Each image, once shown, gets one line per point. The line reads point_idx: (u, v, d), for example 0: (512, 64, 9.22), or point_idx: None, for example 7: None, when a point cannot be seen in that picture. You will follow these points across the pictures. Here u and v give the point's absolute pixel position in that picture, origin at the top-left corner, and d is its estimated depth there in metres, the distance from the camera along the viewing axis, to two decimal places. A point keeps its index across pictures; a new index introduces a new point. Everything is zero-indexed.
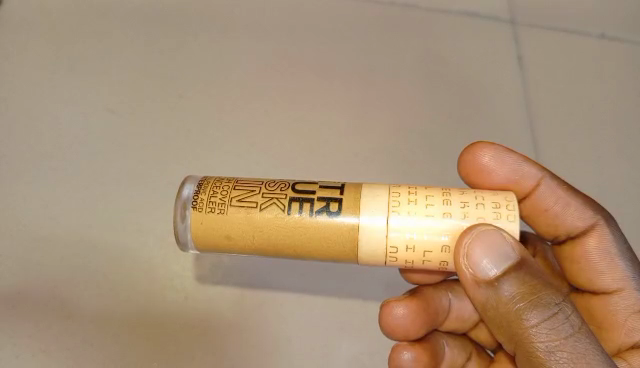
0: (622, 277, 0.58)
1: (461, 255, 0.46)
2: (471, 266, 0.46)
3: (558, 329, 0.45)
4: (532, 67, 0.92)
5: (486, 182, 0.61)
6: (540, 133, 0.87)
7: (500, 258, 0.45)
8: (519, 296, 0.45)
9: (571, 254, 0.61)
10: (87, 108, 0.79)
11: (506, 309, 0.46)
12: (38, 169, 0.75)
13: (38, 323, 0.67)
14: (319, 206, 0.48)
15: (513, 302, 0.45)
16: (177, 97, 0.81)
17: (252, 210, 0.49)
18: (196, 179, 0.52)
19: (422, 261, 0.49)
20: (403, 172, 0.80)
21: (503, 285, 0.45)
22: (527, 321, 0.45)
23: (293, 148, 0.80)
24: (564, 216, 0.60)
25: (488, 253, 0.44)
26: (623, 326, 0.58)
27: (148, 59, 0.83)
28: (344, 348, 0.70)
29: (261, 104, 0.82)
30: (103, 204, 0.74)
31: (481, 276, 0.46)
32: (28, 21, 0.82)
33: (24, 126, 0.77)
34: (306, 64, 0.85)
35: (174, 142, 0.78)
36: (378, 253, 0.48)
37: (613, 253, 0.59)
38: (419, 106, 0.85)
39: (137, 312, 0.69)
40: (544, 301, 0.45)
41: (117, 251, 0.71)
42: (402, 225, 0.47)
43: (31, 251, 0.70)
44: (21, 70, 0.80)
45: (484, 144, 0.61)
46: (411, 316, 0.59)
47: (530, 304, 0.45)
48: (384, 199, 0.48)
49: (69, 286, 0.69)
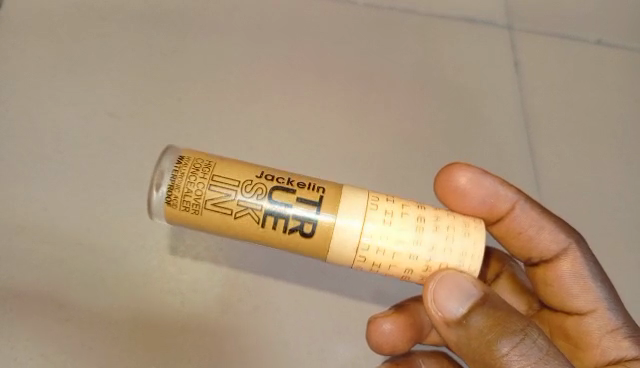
0: (595, 297, 0.60)
1: (429, 300, 0.50)
2: (439, 309, 0.50)
3: (527, 354, 0.47)
4: (529, 73, 0.92)
5: (462, 206, 0.62)
6: (536, 138, 0.88)
7: (463, 296, 0.49)
8: (486, 328, 0.48)
9: (543, 276, 0.63)
10: (88, 111, 0.80)
11: (478, 342, 0.48)
12: (38, 171, 0.76)
13: (39, 326, 0.69)
14: (294, 224, 0.50)
15: (482, 335, 0.48)
16: (178, 101, 0.82)
17: (227, 216, 0.50)
18: (173, 155, 0.52)
19: (388, 267, 0.52)
20: (402, 177, 0.81)
21: (470, 320, 0.49)
22: (499, 350, 0.47)
23: (291, 152, 0.81)
24: (538, 239, 0.63)
25: (450, 296, 0.49)
26: (597, 345, 0.60)
27: (150, 62, 0.84)
28: (341, 351, 0.72)
29: (262, 109, 0.83)
30: (102, 206, 0.75)
31: (450, 316, 0.50)
32: (27, 23, 0.83)
33: (26, 130, 0.78)
34: (305, 70, 0.86)
35: (174, 146, 0.79)
36: (347, 254, 0.51)
37: (585, 274, 0.61)
38: (416, 111, 0.86)
39: (136, 314, 0.70)
40: (510, 329, 0.47)
41: (116, 253, 0.73)
42: (376, 232, 0.50)
43: (30, 253, 0.72)
44: (19, 72, 0.81)
45: (461, 166, 0.63)
46: (398, 331, 0.63)
47: (498, 333, 0.47)
48: (362, 206, 0.51)
49: (69, 289, 0.71)
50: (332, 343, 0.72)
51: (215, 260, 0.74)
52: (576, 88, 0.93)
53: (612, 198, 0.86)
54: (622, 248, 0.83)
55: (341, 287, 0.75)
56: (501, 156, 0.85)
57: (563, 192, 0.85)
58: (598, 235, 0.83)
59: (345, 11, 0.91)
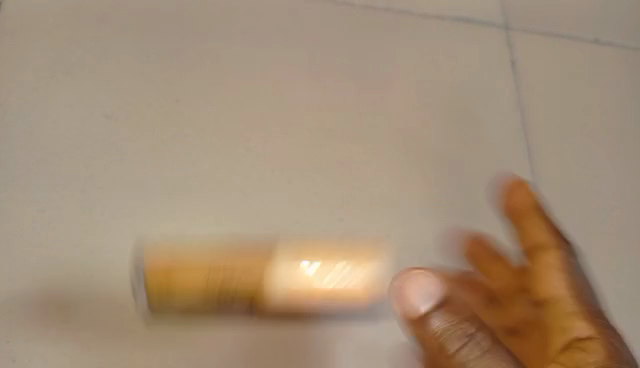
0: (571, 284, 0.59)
1: (394, 296, 0.52)
2: (402, 304, 0.52)
3: (474, 350, 0.51)
4: (526, 72, 0.92)
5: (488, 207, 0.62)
6: (534, 137, 0.88)
7: (426, 294, 0.51)
8: (443, 328, 0.51)
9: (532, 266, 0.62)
10: (85, 113, 0.78)
11: (431, 340, 0.51)
12: (32, 172, 0.74)
13: (37, 332, 0.68)
14: None
15: (439, 333, 0.51)
16: (176, 103, 0.81)
17: None
18: None
19: None
20: (400, 177, 0.81)
21: (431, 319, 0.51)
22: (449, 348, 0.51)
23: (290, 151, 0.80)
24: (538, 231, 0.63)
25: (414, 293, 0.51)
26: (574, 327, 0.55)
27: (147, 63, 0.83)
28: (337, 348, 0.73)
29: (260, 110, 0.82)
30: (99, 208, 0.74)
31: (411, 311, 0.51)
32: (18, 21, 0.81)
33: (22, 131, 0.76)
34: (303, 69, 0.86)
35: (172, 148, 0.78)
36: None
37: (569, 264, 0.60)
38: (413, 111, 0.86)
39: (136, 317, 0.70)
40: (460, 329, 0.51)
41: (114, 255, 0.72)
42: None
43: (28, 256, 0.70)
44: (11, 70, 0.78)
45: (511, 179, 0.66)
46: None
47: (451, 332, 0.51)
48: None
49: (69, 292, 0.70)
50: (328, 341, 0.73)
51: None
52: (572, 87, 0.93)
53: (610, 195, 0.87)
54: (621, 245, 0.84)
55: None
56: (498, 155, 0.86)
57: (562, 190, 0.85)
58: (598, 232, 0.84)
59: (342, 11, 0.90)
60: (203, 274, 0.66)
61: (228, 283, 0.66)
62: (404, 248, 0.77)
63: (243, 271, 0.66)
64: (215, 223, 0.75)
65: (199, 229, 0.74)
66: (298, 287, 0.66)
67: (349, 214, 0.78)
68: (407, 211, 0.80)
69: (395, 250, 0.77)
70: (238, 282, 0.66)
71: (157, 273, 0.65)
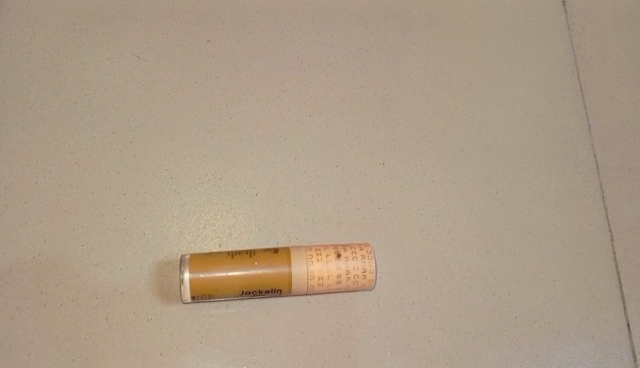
0: None
1: None
2: None
3: None
4: (578, 10, 0.86)
5: None
6: (589, 78, 0.82)
7: None
8: None
9: None
10: (113, 53, 0.72)
11: None
12: (60, 110, 0.68)
13: (65, 282, 0.61)
14: None
15: None
16: (206, 43, 0.74)
17: None
18: None
19: None
20: (444, 121, 0.76)
21: None
22: None
23: (331, 90, 0.75)
24: None
25: None
26: None
27: (175, 2, 0.76)
28: (392, 296, 0.66)
29: (295, 51, 0.76)
30: (130, 149, 0.68)
31: None
32: None
33: (48, 72, 0.70)
34: (342, 5, 0.80)
35: (202, 88, 0.72)
36: None
37: None
38: (460, 52, 0.80)
39: (170, 263, 0.63)
40: None
41: (148, 196, 0.66)
42: None
43: (55, 196, 0.64)
44: (33, 8, 0.73)
45: None
46: (364, 275, 0.62)
47: None
48: None
49: (98, 237, 0.63)
50: (377, 292, 0.65)
51: (251, 205, 0.67)
52: (628, 25, 0.87)
53: None
54: None
55: (385, 233, 0.68)
56: (551, 98, 0.80)
57: (623, 131, 0.79)
58: None
59: None
60: (231, 263, 0.59)
61: (256, 270, 0.59)
62: (452, 197, 0.72)
63: (271, 260, 0.60)
64: (251, 166, 0.69)
65: (237, 169, 0.69)
66: (316, 268, 0.61)
67: (392, 159, 0.72)
68: (457, 155, 0.74)
69: (439, 198, 0.71)
70: (266, 268, 0.60)
71: (200, 275, 0.58)
